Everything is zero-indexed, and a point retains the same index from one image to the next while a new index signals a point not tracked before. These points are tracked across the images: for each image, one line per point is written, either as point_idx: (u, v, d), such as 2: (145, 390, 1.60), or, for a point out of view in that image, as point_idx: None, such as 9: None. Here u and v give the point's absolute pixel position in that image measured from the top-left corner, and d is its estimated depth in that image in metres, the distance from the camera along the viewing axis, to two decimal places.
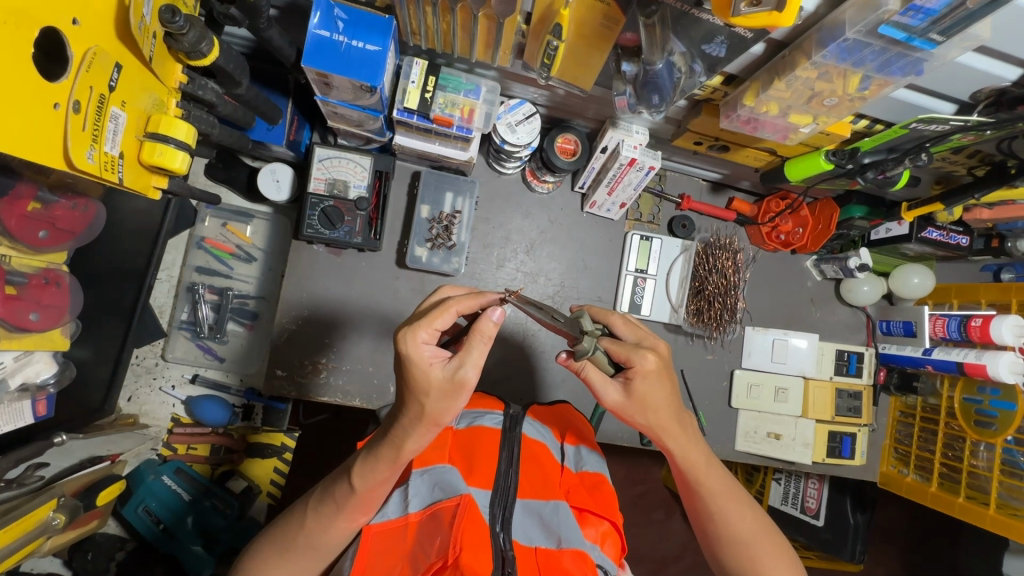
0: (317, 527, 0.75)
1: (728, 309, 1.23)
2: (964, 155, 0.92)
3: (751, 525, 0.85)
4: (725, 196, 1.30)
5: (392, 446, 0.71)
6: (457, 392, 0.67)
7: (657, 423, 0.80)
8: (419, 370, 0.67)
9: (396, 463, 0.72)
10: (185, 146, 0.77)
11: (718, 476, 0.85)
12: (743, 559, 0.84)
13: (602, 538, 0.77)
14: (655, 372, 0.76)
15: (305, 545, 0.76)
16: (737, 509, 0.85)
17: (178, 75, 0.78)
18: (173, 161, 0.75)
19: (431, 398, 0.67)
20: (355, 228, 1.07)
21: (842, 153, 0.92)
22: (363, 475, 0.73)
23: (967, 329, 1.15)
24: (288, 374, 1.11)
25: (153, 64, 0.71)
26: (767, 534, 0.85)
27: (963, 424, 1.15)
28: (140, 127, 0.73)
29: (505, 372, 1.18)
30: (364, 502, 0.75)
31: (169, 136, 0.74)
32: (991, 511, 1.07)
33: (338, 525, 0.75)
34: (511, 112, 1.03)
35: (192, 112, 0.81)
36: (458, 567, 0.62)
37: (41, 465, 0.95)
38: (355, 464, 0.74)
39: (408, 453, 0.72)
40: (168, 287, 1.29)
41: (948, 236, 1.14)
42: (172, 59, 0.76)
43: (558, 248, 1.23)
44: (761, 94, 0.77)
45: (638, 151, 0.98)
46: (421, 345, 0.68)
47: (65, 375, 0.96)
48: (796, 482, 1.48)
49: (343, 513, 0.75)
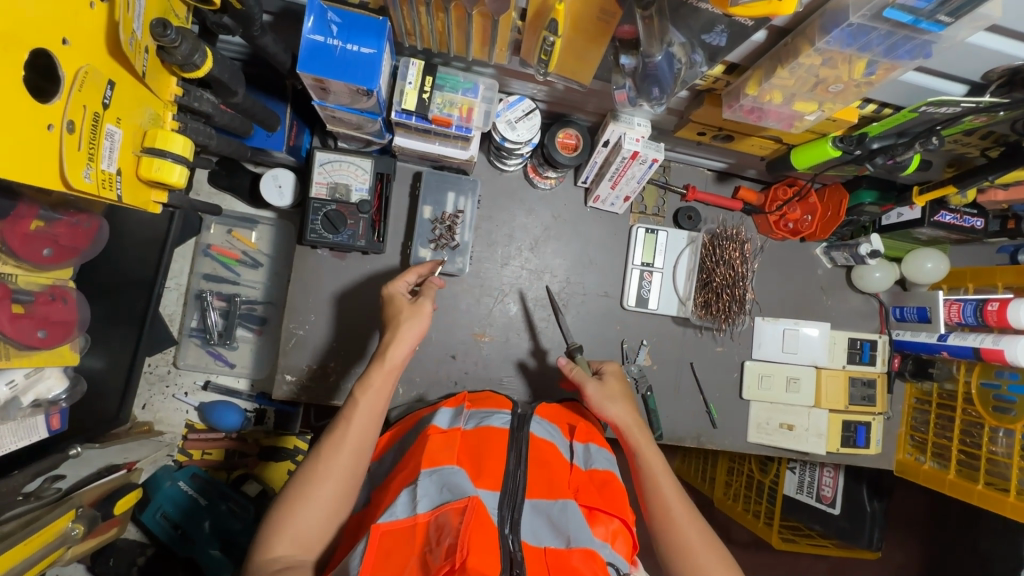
0: (331, 453, 0.79)
1: (736, 301, 1.20)
2: (977, 136, 0.90)
3: (699, 542, 0.80)
4: (731, 185, 1.28)
5: (382, 356, 0.87)
6: (418, 313, 0.91)
7: (622, 420, 0.92)
8: (393, 299, 0.95)
9: (385, 362, 0.87)
10: (182, 160, 0.77)
11: (673, 482, 0.86)
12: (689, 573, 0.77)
13: (613, 536, 0.75)
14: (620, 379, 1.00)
15: (323, 476, 0.77)
16: (687, 522, 0.82)
17: (173, 88, 0.77)
18: (171, 175, 0.75)
19: (403, 319, 0.91)
20: (358, 232, 1.08)
21: (849, 139, 0.89)
22: (366, 392, 0.84)
23: (983, 313, 1.12)
24: (298, 379, 1.12)
25: (146, 79, 0.71)
26: (715, 558, 0.78)
27: (980, 410, 1.12)
28: (136, 142, 0.72)
29: (514, 369, 1.19)
30: (369, 425, 0.83)
31: (166, 150, 0.74)
32: (1010, 498, 1.05)
33: (354, 457, 0.80)
34: (510, 109, 1.01)
35: (187, 124, 0.81)
36: (464, 569, 0.61)
37: (57, 478, 0.95)
38: (357, 388, 0.85)
39: (393, 359, 0.87)
40: (176, 295, 1.31)
41: (961, 219, 1.11)
42: (167, 73, 0.76)
43: (562, 244, 1.22)
44: (763, 83, 0.75)
45: (640, 144, 0.97)
46: (396, 284, 0.97)
47: (76, 390, 0.99)
48: (811, 471, 1.45)
49: (353, 430, 0.81)
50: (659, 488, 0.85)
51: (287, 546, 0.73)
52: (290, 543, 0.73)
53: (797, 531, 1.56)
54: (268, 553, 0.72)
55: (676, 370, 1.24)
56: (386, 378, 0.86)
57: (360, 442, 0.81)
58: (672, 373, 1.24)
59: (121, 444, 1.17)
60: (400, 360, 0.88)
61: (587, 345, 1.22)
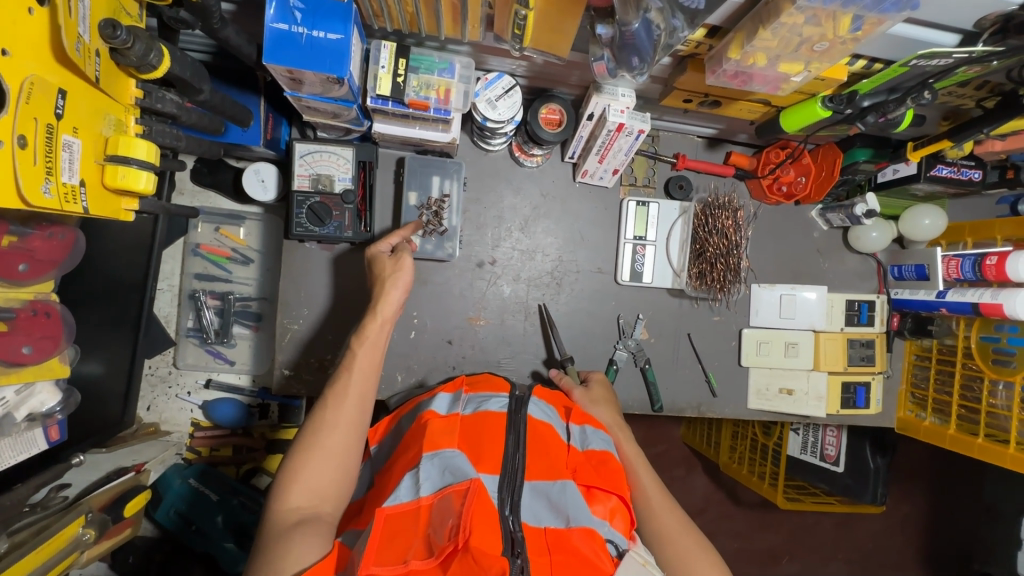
0: (333, 404, 0.81)
1: (731, 270, 1.18)
2: (972, 87, 0.87)
3: (677, 525, 0.85)
4: (722, 151, 1.25)
5: (376, 305, 0.90)
6: (399, 264, 0.94)
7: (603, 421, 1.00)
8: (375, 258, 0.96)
9: (377, 313, 0.90)
10: (148, 166, 0.75)
11: (651, 475, 0.91)
12: (675, 560, 0.82)
13: (611, 514, 0.75)
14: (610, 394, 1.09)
15: (330, 424, 0.80)
16: (665, 507, 0.87)
17: (132, 90, 0.75)
18: (137, 183, 0.73)
19: (389, 272, 0.94)
20: (344, 223, 1.08)
21: (839, 98, 0.85)
22: (363, 343, 0.87)
23: (981, 268, 1.10)
24: (296, 374, 1.13)
25: (101, 83, 0.68)
26: (693, 541, 0.84)
27: (980, 364, 1.12)
28: (98, 151, 0.70)
29: (511, 351, 1.19)
30: (368, 376, 0.86)
31: (130, 157, 0.72)
32: (1010, 450, 1.05)
33: (357, 405, 0.82)
34: (489, 87, 0.97)
35: (153, 126, 0.78)
36: (469, 550, 0.60)
37: (62, 486, 0.98)
38: (353, 341, 0.88)
39: (387, 307, 0.90)
40: (170, 296, 1.31)
41: (959, 172, 1.08)
42: (124, 75, 0.73)
43: (553, 222, 1.21)
44: (746, 46, 0.72)
45: (625, 116, 0.95)
46: (378, 246, 0.98)
47: (72, 401, 0.97)
48: (814, 431, 1.47)
49: (353, 380, 0.84)
50: (637, 477, 0.91)
51: (301, 495, 0.74)
52: (302, 493, 0.74)
53: (802, 490, 1.59)
54: (283, 505, 0.73)
55: (674, 341, 1.24)
56: (379, 329, 0.89)
57: (362, 392, 0.84)
58: (669, 345, 1.24)
59: (128, 446, 1.19)
60: (392, 312, 0.91)
61: (583, 322, 1.21)
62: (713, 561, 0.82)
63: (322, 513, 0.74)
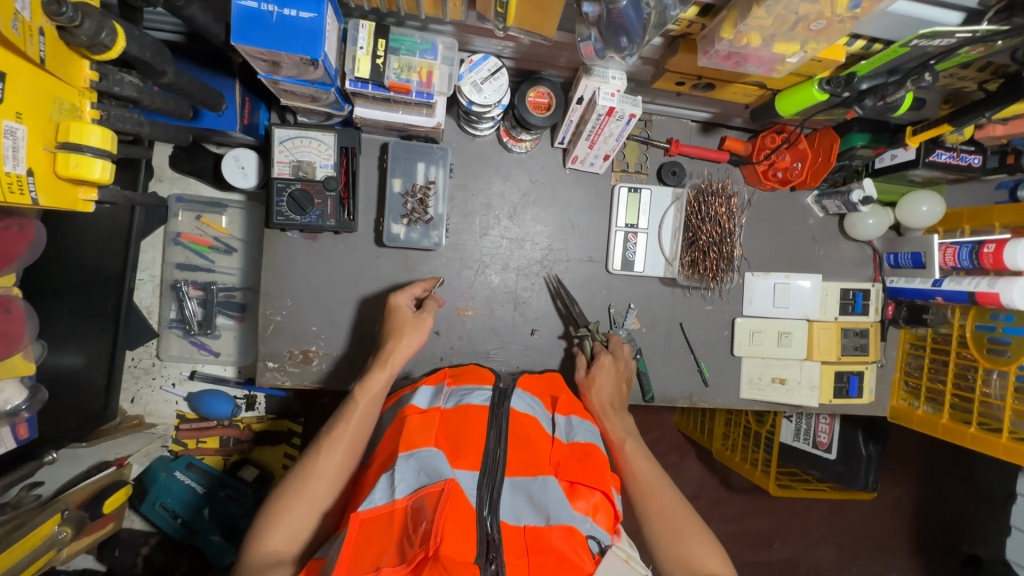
0: (328, 450, 0.80)
1: (724, 258, 1.16)
2: (974, 69, 0.84)
3: (675, 506, 0.85)
4: (716, 136, 1.22)
5: (389, 355, 0.90)
6: (421, 324, 0.95)
7: (600, 410, 1.02)
8: (397, 309, 0.97)
9: (387, 366, 0.89)
10: (104, 154, 0.71)
11: (648, 461, 0.92)
12: (671, 541, 0.81)
13: (595, 510, 0.73)
14: (621, 366, 1.08)
15: (321, 469, 0.78)
16: (661, 489, 0.87)
17: (87, 72, 0.70)
18: (91, 172, 0.70)
19: (408, 330, 0.94)
20: (326, 211, 1.04)
21: (836, 80, 0.82)
22: (367, 390, 0.86)
23: (979, 256, 1.07)
24: (280, 366, 1.11)
25: (48, 64, 0.64)
26: (691, 524, 0.83)
27: (974, 353, 1.10)
28: (48, 137, 0.67)
29: (501, 342, 1.17)
30: (366, 423, 0.84)
31: (82, 144, 0.69)
32: (1003, 440, 1.03)
33: (351, 452, 0.81)
34: (474, 70, 0.94)
35: (110, 111, 0.74)
36: (439, 558, 0.57)
37: (35, 485, 0.95)
38: (356, 388, 0.86)
39: (398, 360, 0.90)
40: (151, 287, 1.28)
41: (958, 157, 1.05)
42: (77, 56, 0.69)
43: (542, 209, 1.18)
44: (738, 25, 0.68)
45: (616, 99, 0.91)
46: (401, 296, 0.98)
47: (39, 399, 0.93)
48: (808, 418, 1.46)
49: (351, 426, 0.82)
50: (633, 463, 0.92)
51: (282, 539, 0.73)
52: (283, 537, 0.73)
53: (794, 477, 1.59)
54: (261, 548, 0.72)
55: (666, 331, 1.22)
56: (385, 380, 0.88)
57: (358, 439, 0.82)
58: (661, 335, 1.22)
59: (113, 438, 1.17)
60: (400, 365, 0.91)
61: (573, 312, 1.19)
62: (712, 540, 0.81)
63: (298, 557, 0.74)
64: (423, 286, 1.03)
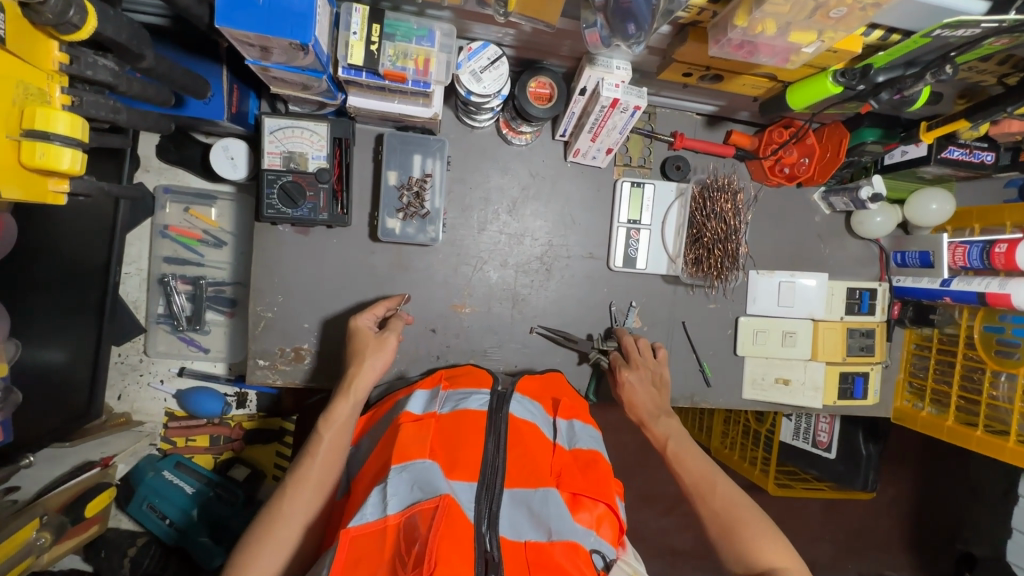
0: (294, 490, 0.78)
1: (728, 256, 1.13)
2: (994, 62, 0.81)
3: (726, 501, 0.85)
4: (722, 130, 1.18)
5: (349, 381, 0.88)
6: (382, 345, 0.92)
7: (641, 419, 1.02)
8: (358, 332, 0.95)
9: (350, 394, 0.87)
10: (72, 142, 0.67)
11: (698, 457, 0.92)
12: (731, 537, 0.82)
13: (598, 522, 0.70)
14: (647, 369, 1.03)
15: (288, 511, 0.77)
16: (715, 484, 0.87)
17: (55, 54, 0.66)
18: (59, 162, 0.66)
19: (369, 352, 0.91)
20: (319, 205, 1.00)
21: (852, 73, 0.79)
22: (331, 424, 0.83)
23: (990, 256, 1.04)
24: (271, 364, 1.07)
25: (11, 45, 0.59)
26: (749, 513, 0.83)
27: (982, 354, 1.08)
28: (12, 125, 0.62)
29: (499, 340, 1.14)
30: (334, 460, 0.81)
31: (49, 133, 0.64)
32: (1010, 443, 1.01)
33: (318, 491, 0.79)
34: (473, 58, 0.89)
35: (83, 96, 0.70)
36: None
37: (10, 489, 0.92)
38: (320, 423, 0.84)
39: (360, 387, 0.88)
40: (138, 280, 1.24)
41: (970, 154, 1.02)
42: (43, 36, 0.64)
43: (542, 204, 1.14)
44: (753, 13, 0.65)
45: (620, 90, 0.88)
46: (361, 318, 0.98)
47: (11, 402, 0.85)
48: (808, 417, 1.43)
49: (317, 463, 0.80)
50: (682, 463, 0.92)
51: None
52: None
53: (793, 476, 1.57)
54: None
55: (668, 330, 1.19)
56: (350, 409, 0.86)
57: (325, 477, 0.80)
58: (663, 334, 1.19)
59: (96, 437, 1.15)
60: (365, 393, 0.88)
61: (573, 310, 1.16)
62: (770, 531, 0.81)
63: None
64: (385, 306, 1.02)
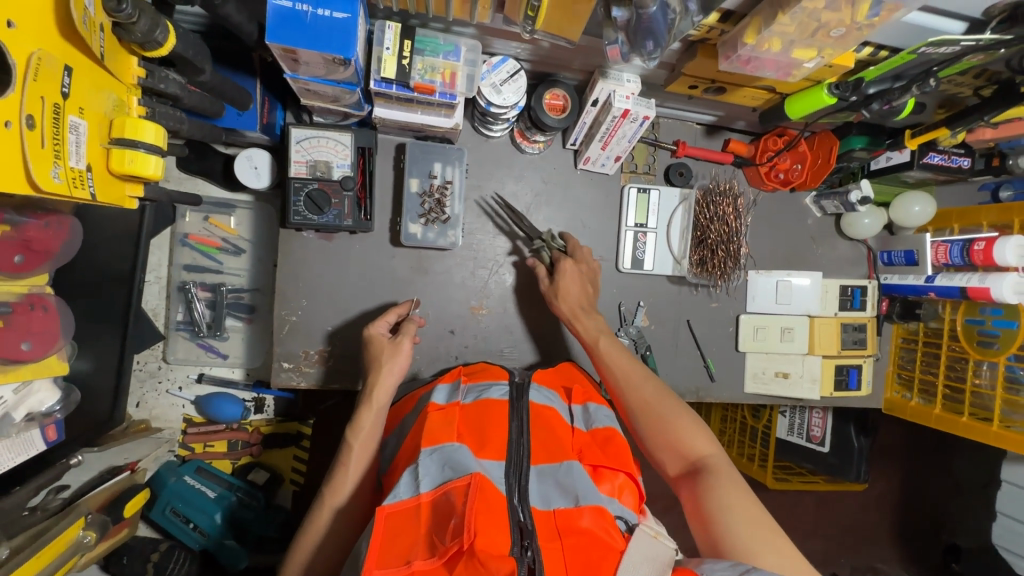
0: (332, 502, 0.82)
1: (731, 257, 1.19)
2: (971, 76, 0.89)
3: (653, 395, 0.91)
4: (720, 139, 1.26)
5: (370, 390, 0.90)
6: (395, 352, 0.95)
7: (570, 314, 1.04)
8: (373, 340, 0.98)
9: (373, 403, 0.89)
10: (156, 149, 0.73)
11: (626, 355, 0.97)
12: (658, 429, 0.88)
13: (620, 491, 0.76)
14: (586, 266, 1.09)
15: (330, 521, 0.81)
16: (642, 380, 0.93)
17: (133, 70, 0.72)
18: (146, 168, 0.71)
19: (384, 359, 0.94)
20: (344, 211, 1.04)
21: (845, 85, 0.86)
22: (358, 435, 0.86)
23: (969, 253, 1.14)
24: (295, 366, 1.10)
25: (105, 61, 0.66)
26: (671, 405, 0.89)
27: (965, 345, 1.16)
28: (104, 134, 0.68)
29: (513, 339, 1.18)
30: (366, 469, 0.85)
31: (137, 140, 0.70)
32: (994, 427, 1.09)
33: (355, 501, 0.83)
34: (494, 71, 0.96)
35: (155, 108, 0.76)
36: (474, 552, 0.58)
37: (60, 489, 0.95)
38: (348, 434, 0.87)
39: (381, 396, 0.90)
40: (158, 288, 1.26)
41: (949, 159, 1.11)
42: (127, 53, 0.70)
43: (554, 209, 1.20)
44: (762, 32, 0.72)
45: (630, 101, 0.94)
46: (376, 327, 1.00)
47: (71, 399, 0.98)
48: (801, 412, 1.49)
49: (349, 474, 0.83)
50: (611, 358, 0.97)
51: None
52: None
53: (790, 470, 1.63)
54: None
55: (674, 328, 1.25)
56: (374, 418, 0.88)
57: (360, 486, 0.84)
58: (669, 332, 1.25)
59: (119, 444, 1.15)
60: (385, 398, 0.91)
61: None
62: (693, 420, 0.88)
63: None
64: (397, 311, 1.03)
